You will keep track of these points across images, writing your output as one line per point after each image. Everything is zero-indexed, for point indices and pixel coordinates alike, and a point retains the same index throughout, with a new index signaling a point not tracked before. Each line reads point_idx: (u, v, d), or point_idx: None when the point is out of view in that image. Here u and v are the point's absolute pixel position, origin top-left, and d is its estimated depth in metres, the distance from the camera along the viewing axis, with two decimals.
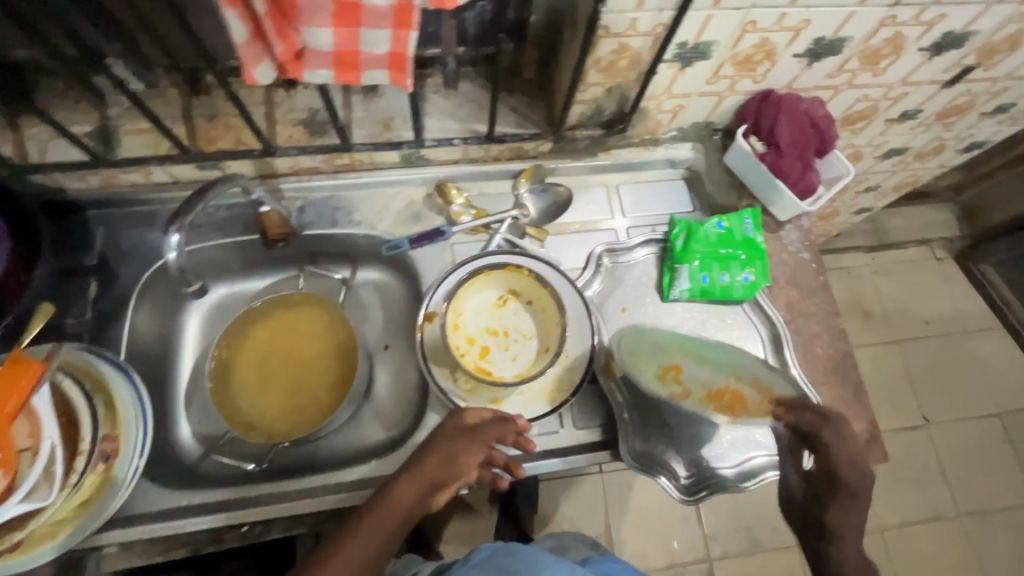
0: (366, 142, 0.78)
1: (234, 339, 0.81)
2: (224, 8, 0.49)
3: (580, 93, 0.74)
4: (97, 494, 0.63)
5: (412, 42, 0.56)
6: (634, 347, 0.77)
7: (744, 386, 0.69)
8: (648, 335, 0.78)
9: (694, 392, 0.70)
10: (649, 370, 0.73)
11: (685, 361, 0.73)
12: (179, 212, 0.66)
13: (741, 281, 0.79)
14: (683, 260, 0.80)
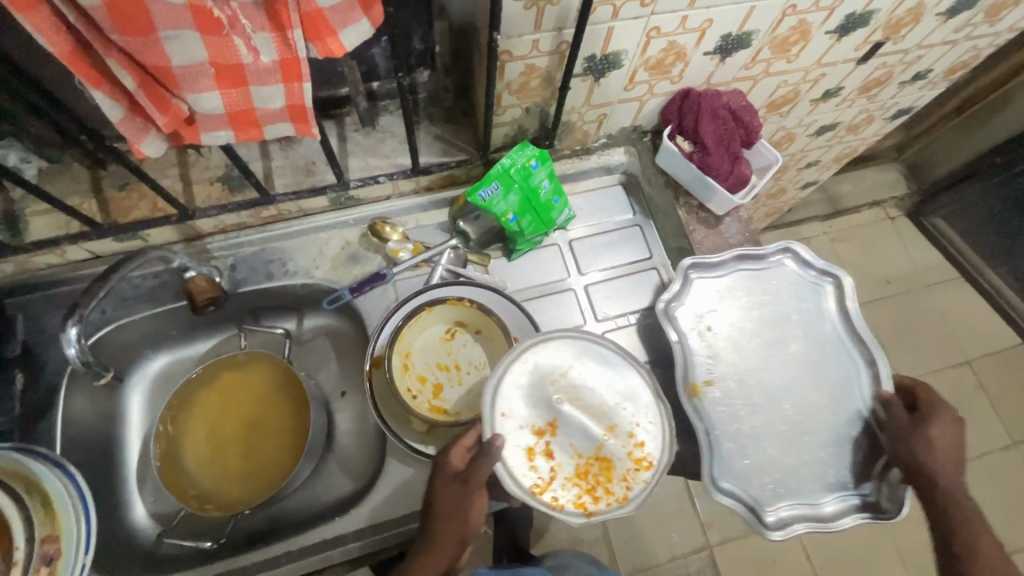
0: (289, 191, 0.76)
1: (180, 410, 0.79)
2: (91, 89, 0.46)
3: (498, 117, 0.73)
4: None
5: (308, 93, 0.54)
6: (508, 401, 0.62)
7: (614, 452, 0.63)
8: (523, 373, 0.64)
9: (563, 472, 0.61)
10: (519, 440, 0.61)
11: (561, 421, 0.62)
12: (77, 303, 0.61)
13: (546, 177, 0.80)
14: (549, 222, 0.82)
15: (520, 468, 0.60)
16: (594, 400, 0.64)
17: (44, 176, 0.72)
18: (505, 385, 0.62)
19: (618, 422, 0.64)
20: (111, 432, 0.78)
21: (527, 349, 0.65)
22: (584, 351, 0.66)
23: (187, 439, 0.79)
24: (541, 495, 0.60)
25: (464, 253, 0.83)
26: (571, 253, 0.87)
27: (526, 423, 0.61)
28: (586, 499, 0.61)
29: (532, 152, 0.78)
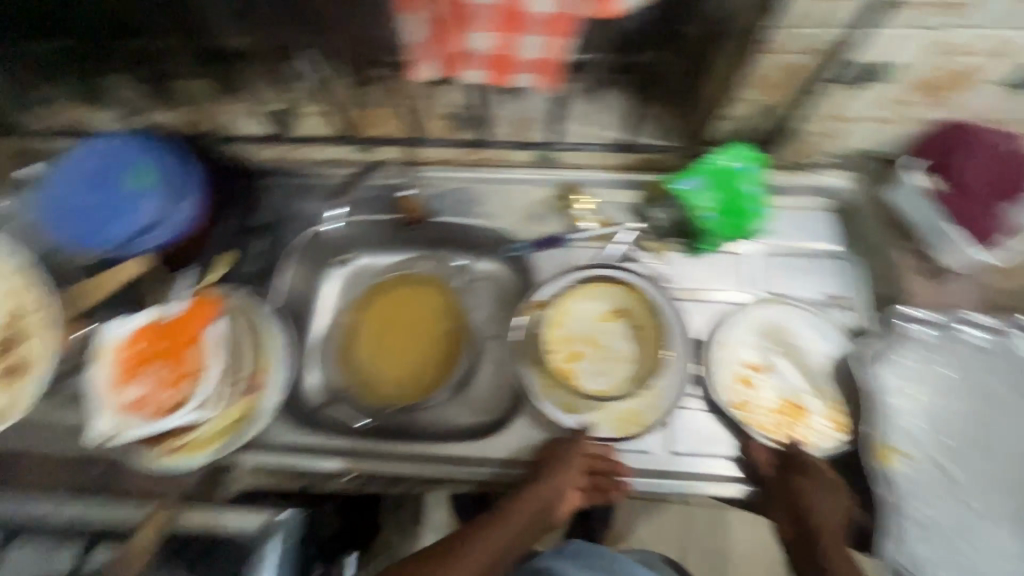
0: (505, 140, 0.82)
1: (364, 308, 0.92)
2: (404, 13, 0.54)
3: (728, 109, 0.71)
4: (244, 419, 0.74)
5: (564, 50, 0.58)
6: (730, 336, 0.76)
7: (813, 406, 0.73)
8: (752, 319, 0.77)
9: (761, 402, 0.73)
10: (734, 365, 0.75)
11: (773, 366, 0.75)
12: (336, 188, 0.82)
13: (754, 183, 0.76)
14: (744, 233, 0.79)
15: (728, 385, 0.74)
16: (806, 361, 0.76)
17: None
18: (738, 320, 0.77)
19: (824, 387, 0.74)
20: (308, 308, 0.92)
21: (757, 307, 0.78)
22: (809, 324, 0.77)
23: (361, 331, 0.91)
24: (739, 410, 0.73)
25: (646, 239, 0.84)
26: (754, 267, 0.82)
27: (741, 356, 0.76)
28: (775, 430, 0.72)
29: (744, 153, 0.75)
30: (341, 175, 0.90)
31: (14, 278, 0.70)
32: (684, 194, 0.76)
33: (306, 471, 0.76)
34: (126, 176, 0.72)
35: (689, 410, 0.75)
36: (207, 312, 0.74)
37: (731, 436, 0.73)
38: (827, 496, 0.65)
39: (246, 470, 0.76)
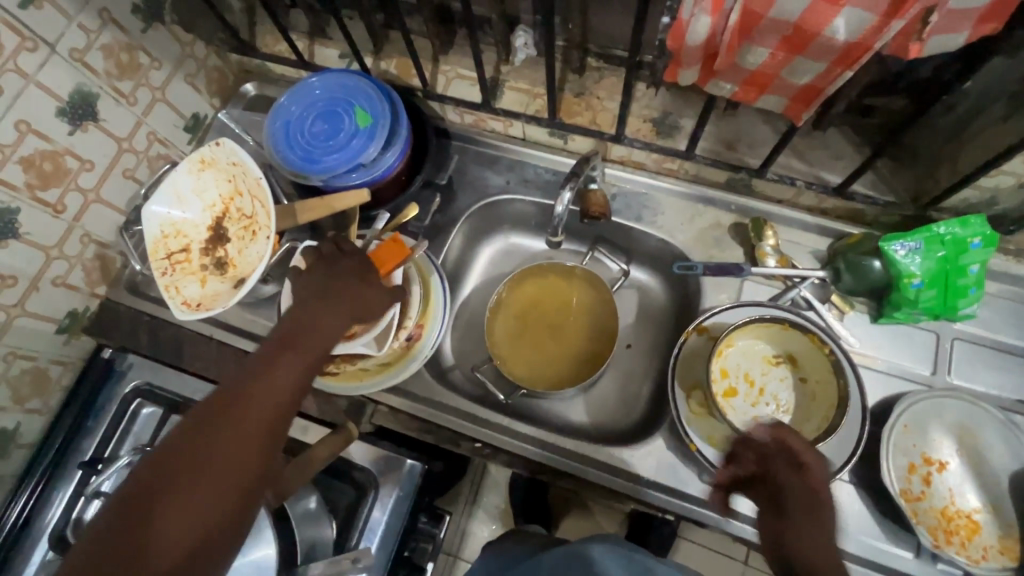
0: (705, 156, 0.80)
1: (515, 285, 0.91)
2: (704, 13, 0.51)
3: (983, 178, 0.64)
4: (397, 363, 0.77)
5: (838, 81, 0.56)
6: (913, 420, 0.70)
7: (990, 524, 0.66)
8: (941, 409, 0.70)
9: (930, 499, 0.67)
10: (907, 452, 0.69)
11: (951, 466, 0.68)
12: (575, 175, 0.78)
13: (978, 263, 0.70)
14: (951, 312, 0.72)
15: (897, 472, 0.68)
16: (993, 474, 0.67)
17: (531, 62, 0.87)
18: (923, 405, 0.70)
19: (1008, 508, 0.66)
20: (461, 272, 0.94)
21: (948, 398, 0.70)
22: (1005, 432, 0.68)
23: (507, 307, 0.91)
24: (905, 501, 0.66)
25: (829, 290, 0.78)
26: (947, 350, 0.75)
27: (918, 445, 0.69)
28: (939, 535, 0.66)
29: (980, 229, 0.68)
30: (524, 154, 0.91)
31: (229, 170, 0.76)
32: (898, 256, 0.71)
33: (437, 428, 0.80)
34: (352, 113, 0.76)
35: (845, 483, 0.70)
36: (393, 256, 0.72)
37: (880, 523, 0.68)
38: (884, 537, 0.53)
39: (382, 412, 0.80)
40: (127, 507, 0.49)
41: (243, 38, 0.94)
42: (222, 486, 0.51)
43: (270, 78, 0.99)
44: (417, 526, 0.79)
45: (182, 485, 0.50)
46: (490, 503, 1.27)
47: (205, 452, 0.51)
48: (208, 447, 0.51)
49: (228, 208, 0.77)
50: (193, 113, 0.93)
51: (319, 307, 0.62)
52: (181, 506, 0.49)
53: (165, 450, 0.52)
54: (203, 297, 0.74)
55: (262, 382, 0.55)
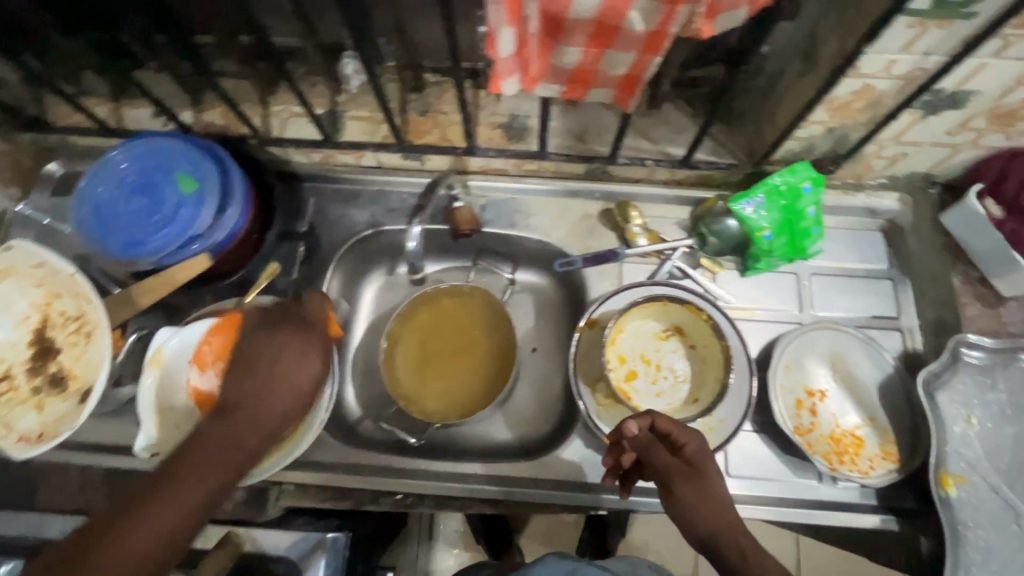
0: (559, 152, 0.80)
1: (405, 318, 0.88)
2: (504, 26, 0.49)
3: (797, 130, 0.70)
4: (289, 437, 0.70)
5: (652, 66, 0.57)
6: (792, 359, 0.75)
7: (870, 436, 0.73)
8: (810, 345, 0.76)
9: (819, 427, 0.73)
10: (792, 391, 0.74)
11: (830, 393, 0.75)
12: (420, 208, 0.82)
13: (814, 204, 0.76)
14: (802, 253, 0.78)
15: (788, 410, 0.73)
16: (863, 391, 0.74)
17: (367, 87, 0.83)
18: (796, 346, 0.75)
19: (880, 417, 0.73)
20: (348, 317, 0.89)
21: (814, 330, 0.76)
22: (866, 350, 0.75)
23: (403, 342, 0.87)
24: (800, 436, 0.72)
25: (698, 255, 0.82)
26: (808, 286, 0.82)
27: (800, 381, 0.75)
28: (833, 458, 0.71)
29: (808, 173, 0.75)
30: (384, 181, 0.87)
31: (36, 275, 0.66)
32: (748, 215, 0.75)
33: (353, 492, 0.75)
34: (173, 181, 0.68)
35: (749, 432, 0.74)
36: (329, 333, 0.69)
37: (784, 460, 0.73)
38: (715, 489, 0.57)
39: (289, 490, 0.74)
40: None
41: (27, 116, 0.81)
42: (146, 561, 0.47)
43: (75, 153, 0.87)
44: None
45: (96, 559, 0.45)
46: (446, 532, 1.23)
47: (126, 525, 0.46)
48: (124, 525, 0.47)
49: (48, 315, 0.67)
50: None
51: (270, 415, 0.55)
52: None
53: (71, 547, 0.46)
54: (45, 425, 0.65)
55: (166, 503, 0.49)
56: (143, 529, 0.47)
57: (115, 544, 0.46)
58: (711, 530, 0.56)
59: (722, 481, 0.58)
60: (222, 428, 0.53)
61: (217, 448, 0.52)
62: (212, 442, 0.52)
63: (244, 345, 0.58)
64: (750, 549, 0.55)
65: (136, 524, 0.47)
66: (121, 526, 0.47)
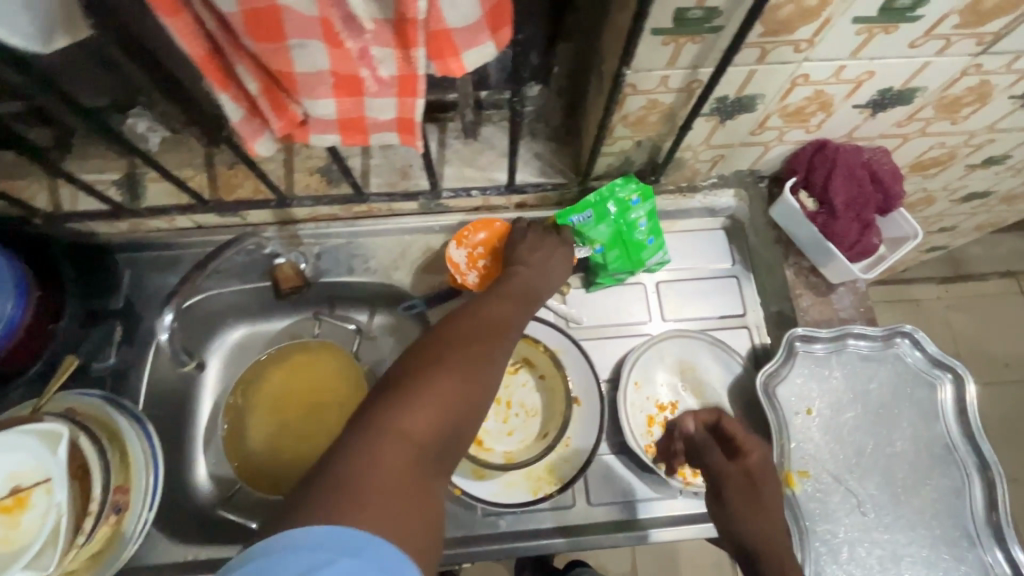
0: (382, 192, 0.76)
1: (251, 386, 0.82)
2: (219, 91, 0.48)
3: (607, 146, 0.68)
4: (108, 546, 0.64)
5: (419, 109, 0.53)
6: (641, 374, 0.75)
7: None
8: (657, 358, 0.76)
9: None
10: (643, 408, 0.73)
11: (681, 404, 0.74)
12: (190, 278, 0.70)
13: (643, 215, 0.75)
14: (639, 264, 0.77)
15: (640, 429, 0.72)
16: (712, 398, 0.74)
17: (166, 145, 0.76)
18: (643, 361, 0.75)
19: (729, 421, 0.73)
20: (189, 392, 0.82)
21: (661, 341, 0.76)
22: (713, 354, 0.76)
23: (254, 415, 0.82)
24: (653, 454, 0.71)
25: None
26: (656, 296, 0.81)
27: (651, 397, 0.74)
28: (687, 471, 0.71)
29: (636, 186, 0.74)
30: (206, 242, 0.80)
31: None
32: (575, 224, 0.75)
33: None
34: None
35: (606, 457, 0.72)
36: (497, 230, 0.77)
37: (645, 481, 0.71)
38: (766, 502, 0.60)
39: None
40: (348, 498, 0.40)
41: None
42: (409, 465, 0.44)
43: None
44: None
45: (372, 485, 0.41)
46: None
47: (390, 414, 0.47)
48: (399, 404, 0.47)
49: None
50: None
51: (501, 321, 0.61)
52: (393, 518, 0.40)
53: (354, 449, 0.44)
54: None
55: (436, 391, 0.50)
56: (432, 403, 0.49)
57: (398, 419, 0.46)
58: (756, 544, 0.59)
59: (774, 495, 0.61)
60: (467, 342, 0.56)
61: (483, 338, 0.57)
62: (477, 330, 0.58)
63: (489, 292, 0.66)
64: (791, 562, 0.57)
65: (413, 396, 0.48)
66: (394, 406, 0.47)
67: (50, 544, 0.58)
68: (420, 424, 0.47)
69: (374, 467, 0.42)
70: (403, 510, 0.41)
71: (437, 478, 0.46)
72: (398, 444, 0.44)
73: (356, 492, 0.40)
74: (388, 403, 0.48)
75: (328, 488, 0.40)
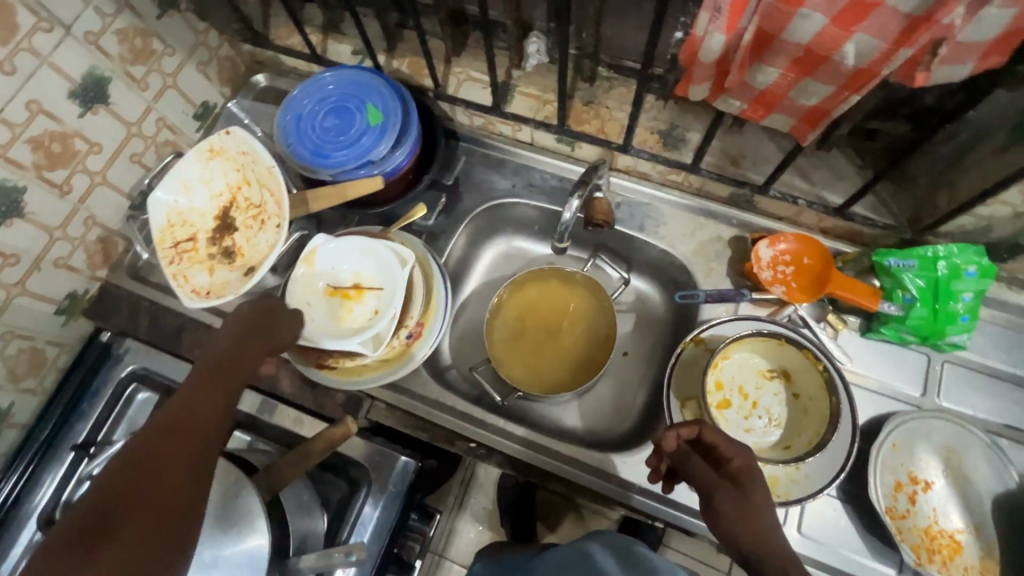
0: (711, 170, 0.81)
1: (516, 288, 0.91)
2: (718, 32, 0.51)
3: (980, 206, 0.65)
4: (397, 360, 0.77)
5: (845, 104, 0.57)
6: (902, 439, 0.71)
7: (970, 545, 0.67)
8: (926, 431, 0.71)
9: (915, 517, 0.69)
10: (894, 471, 0.70)
11: (936, 486, 0.70)
12: (583, 181, 0.79)
13: (971, 291, 0.71)
14: (943, 336, 0.73)
15: (885, 489, 0.69)
16: (972, 497, 0.69)
17: (543, 69, 0.88)
18: (910, 426, 0.71)
19: (986, 529, 0.68)
20: (463, 272, 0.95)
21: (935, 419, 0.71)
22: (990, 457, 0.69)
23: (509, 312, 0.91)
24: (891, 518, 0.68)
25: (825, 309, 0.79)
26: (937, 372, 0.76)
27: (906, 465, 0.71)
28: (922, 553, 0.67)
29: (976, 258, 0.70)
30: (533, 157, 0.92)
31: (237, 159, 0.78)
32: (895, 267, 0.73)
33: (433, 428, 0.81)
34: (364, 111, 0.76)
35: (833, 497, 0.71)
36: (807, 239, 0.79)
37: (867, 539, 0.69)
38: (757, 503, 0.53)
39: (379, 408, 0.81)
40: (76, 547, 0.47)
41: (256, 30, 0.94)
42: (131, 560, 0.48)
43: (280, 71, 1.00)
44: (407, 523, 0.78)
45: (102, 549, 0.47)
46: (478, 505, 1.27)
47: (173, 418, 0.56)
48: (140, 474, 0.52)
49: (235, 198, 0.78)
50: (203, 101, 0.93)
51: (228, 336, 0.63)
52: (133, 529, 0.49)
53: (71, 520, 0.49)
54: (212, 285, 0.75)
55: (173, 427, 0.55)
56: (167, 491, 0.52)
57: (146, 469, 0.52)
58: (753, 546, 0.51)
59: (767, 497, 0.55)
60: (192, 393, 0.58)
61: (221, 382, 0.60)
62: (211, 353, 0.62)
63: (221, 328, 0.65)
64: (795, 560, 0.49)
65: (166, 451, 0.54)
66: (150, 450, 0.53)
67: (376, 340, 0.72)
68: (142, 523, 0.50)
69: (138, 518, 0.49)
70: (162, 528, 0.50)
71: (172, 554, 0.50)
72: (167, 506, 0.52)
73: (116, 538, 0.48)
74: (123, 458, 0.52)
75: (64, 554, 0.47)
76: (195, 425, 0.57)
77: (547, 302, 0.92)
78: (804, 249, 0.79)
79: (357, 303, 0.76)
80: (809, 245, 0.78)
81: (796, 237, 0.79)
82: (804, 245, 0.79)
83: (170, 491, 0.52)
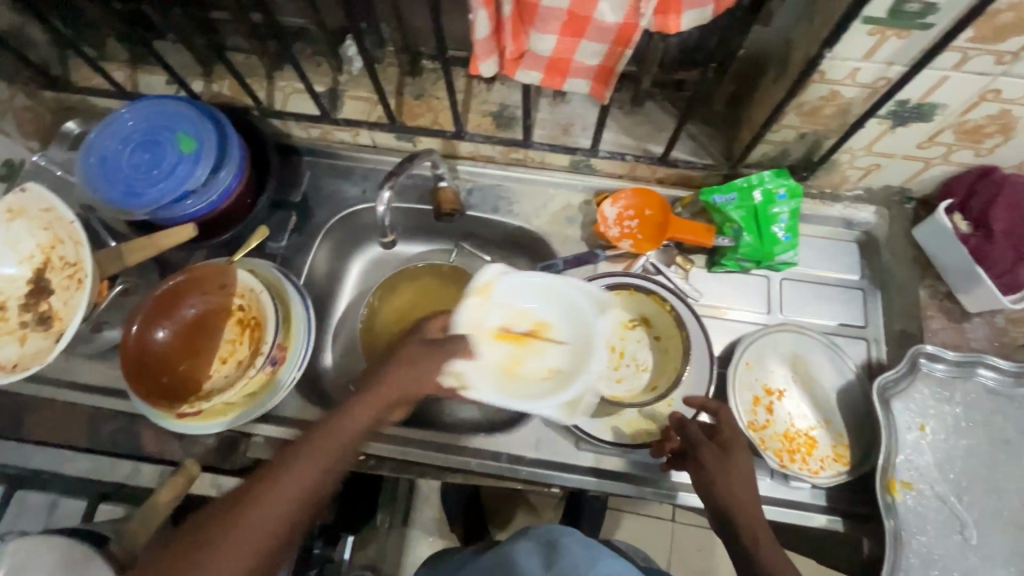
0: (544, 142, 0.83)
1: (386, 291, 0.93)
2: (479, 7, 0.55)
3: (771, 134, 0.72)
4: (264, 390, 0.74)
5: (622, 59, 0.60)
6: (754, 356, 0.77)
7: (823, 438, 0.74)
8: (773, 345, 0.78)
9: (774, 424, 0.75)
10: (750, 388, 0.76)
11: (788, 393, 0.77)
12: (393, 173, 0.77)
13: (787, 212, 0.78)
14: (769, 259, 0.79)
15: (744, 405, 0.75)
16: (820, 396, 0.76)
17: (367, 69, 0.87)
18: (759, 343, 0.77)
19: (834, 420, 0.75)
20: (334, 287, 0.93)
21: (779, 332, 0.78)
22: (829, 354, 0.76)
23: (385, 317, 0.91)
24: (753, 431, 0.74)
25: (672, 253, 0.84)
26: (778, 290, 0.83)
27: (760, 379, 0.77)
28: (785, 455, 0.73)
29: (784, 180, 0.77)
30: (380, 160, 0.91)
31: (43, 217, 0.71)
32: (720, 204, 0.79)
33: None
34: (174, 140, 0.72)
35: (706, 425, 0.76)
36: (644, 192, 0.84)
37: None
38: (737, 467, 0.62)
39: (258, 443, 0.78)
40: None
41: (53, 74, 0.87)
42: None
43: (93, 114, 0.93)
44: (315, 552, 0.75)
45: None
46: (420, 517, 1.25)
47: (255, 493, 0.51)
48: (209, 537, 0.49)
49: (49, 258, 0.71)
50: (5, 160, 0.85)
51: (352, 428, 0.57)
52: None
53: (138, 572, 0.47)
54: (21, 356, 0.69)
55: (283, 502, 0.51)
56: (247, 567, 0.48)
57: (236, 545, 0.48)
58: (731, 506, 0.60)
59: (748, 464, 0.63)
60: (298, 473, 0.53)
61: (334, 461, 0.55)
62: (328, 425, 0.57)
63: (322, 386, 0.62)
64: (762, 533, 0.58)
65: (245, 522, 0.50)
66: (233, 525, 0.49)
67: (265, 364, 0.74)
68: (258, 533, 0.50)
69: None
70: None
71: None
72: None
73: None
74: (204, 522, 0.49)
75: None
76: (300, 482, 0.53)
77: (421, 298, 0.92)
78: (643, 202, 0.84)
79: (535, 353, 0.74)
80: (646, 197, 0.83)
81: (633, 192, 0.84)
82: (642, 198, 0.84)
83: (255, 529, 0.50)
